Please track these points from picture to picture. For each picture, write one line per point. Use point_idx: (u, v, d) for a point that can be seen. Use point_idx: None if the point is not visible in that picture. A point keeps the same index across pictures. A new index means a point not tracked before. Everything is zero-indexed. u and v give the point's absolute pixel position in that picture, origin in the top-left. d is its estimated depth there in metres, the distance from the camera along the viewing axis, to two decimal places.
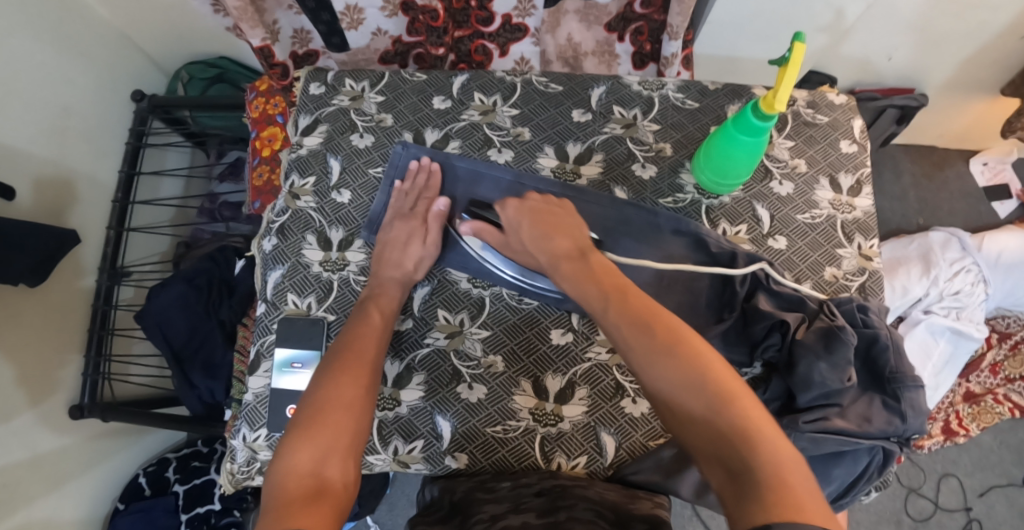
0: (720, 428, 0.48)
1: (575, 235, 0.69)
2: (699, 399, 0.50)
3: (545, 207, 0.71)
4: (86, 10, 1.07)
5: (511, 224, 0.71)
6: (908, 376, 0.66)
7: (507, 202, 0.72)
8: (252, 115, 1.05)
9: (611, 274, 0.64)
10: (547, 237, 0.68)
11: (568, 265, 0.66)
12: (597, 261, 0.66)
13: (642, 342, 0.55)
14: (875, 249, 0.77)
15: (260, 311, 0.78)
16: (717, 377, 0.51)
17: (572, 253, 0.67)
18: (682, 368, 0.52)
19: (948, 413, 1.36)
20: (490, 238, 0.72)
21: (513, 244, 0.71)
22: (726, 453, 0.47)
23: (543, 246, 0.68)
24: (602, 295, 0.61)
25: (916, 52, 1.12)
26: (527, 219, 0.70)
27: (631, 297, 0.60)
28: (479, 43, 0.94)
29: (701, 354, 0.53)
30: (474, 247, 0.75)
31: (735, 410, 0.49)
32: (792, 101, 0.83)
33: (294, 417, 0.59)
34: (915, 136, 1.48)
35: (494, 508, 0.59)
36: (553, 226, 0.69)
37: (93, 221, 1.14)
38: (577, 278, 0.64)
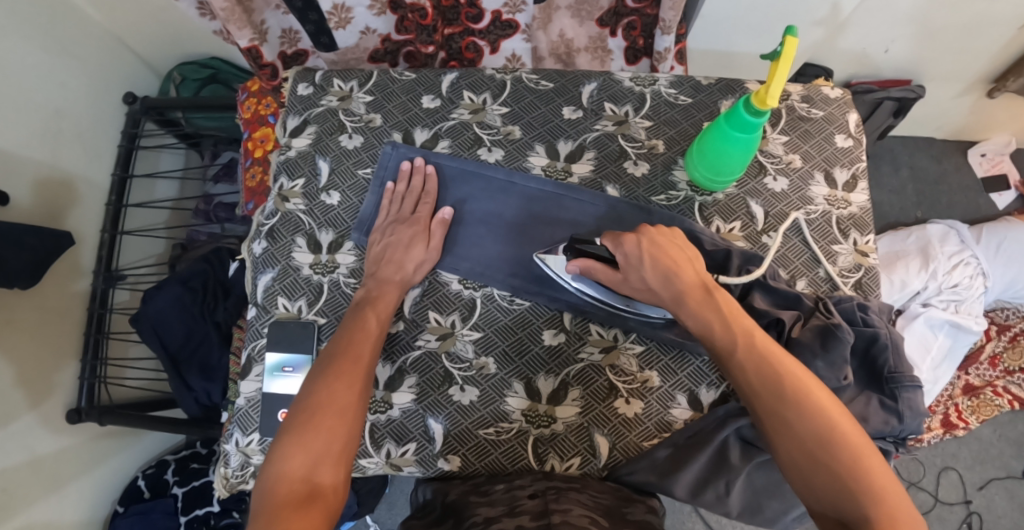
0: (850, 489, 0.49)
1: (697, 269, 0.62)
2: (833, 458, 0.50)
3: (665, 240, 0.63)
4: (74, 13, 1.06)
5: (630, 262, 0.62)
6: (906, 376, 0.65)
7: (625, 239, 0.62)
8: (244, 116, 1.05)
9: (739, 311, 0.60)
10: (671, 275, 0.61)
11: (697, 305, 0.60)
12: (725, 299, 0.60)
13: (776, 393, 0.54)
14: (871, 245, 0.76)
15: (251, 315, 0.77)
16: (847, 439, 0.51)
17: (698, 290, 0.61)
18: (819, 427, 0.52)
19: (948, 406, 1.34)
20: (603, 278, 0.65)
21: (632, 283, 0.64)
22: (846, 508, 0.49)
23: (665, 282, 0.61)
24: (732, 338, 0.58)
25: (914, 44, 1.11)
26: (649, 254, 0.61)
27: (762, 343, 0.57)
28: (470, 40, 0.93)
29: (831, 411, 0.53)
30: (568, 280, 0.70)
31: (868, 474, 0.49)
32: (786, 95, 0.82)
33: (286, 420, 0.59)
34: (914, 128, 1.46)
35: (489, 511, 0.58)
36: (676, 262, 0.61)
37: (88, 224, 1.13)
38: (704, 317, 0.59)
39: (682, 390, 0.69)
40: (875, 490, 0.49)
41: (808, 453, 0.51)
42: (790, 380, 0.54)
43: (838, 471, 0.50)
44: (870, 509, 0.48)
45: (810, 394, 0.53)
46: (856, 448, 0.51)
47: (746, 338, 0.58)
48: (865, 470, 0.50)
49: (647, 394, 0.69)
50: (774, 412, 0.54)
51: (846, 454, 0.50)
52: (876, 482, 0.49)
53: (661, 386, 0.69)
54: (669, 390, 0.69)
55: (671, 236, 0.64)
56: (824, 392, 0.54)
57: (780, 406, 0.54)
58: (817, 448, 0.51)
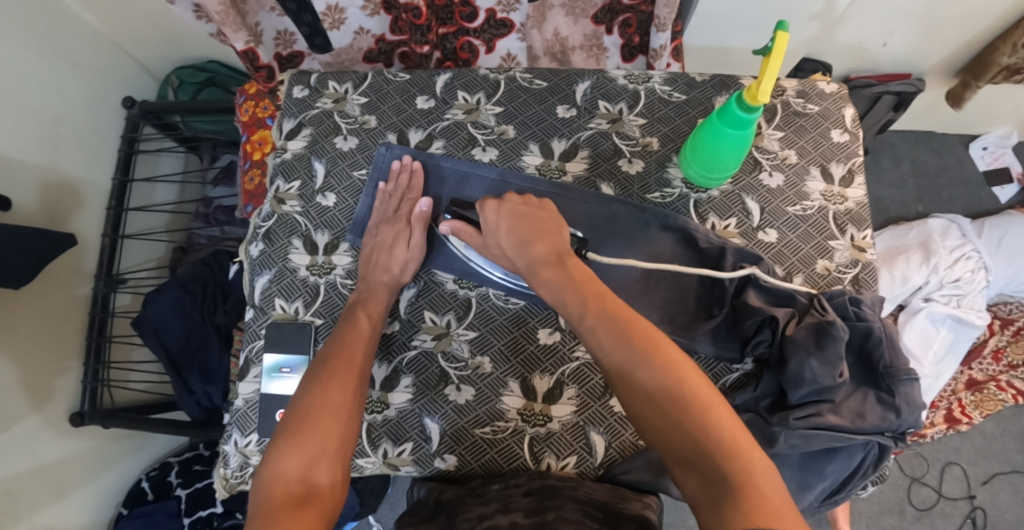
0: (701, 442, 0.46)
1: (556, 240, 0.65)
2: (680, 413, 0.48)
3: (527, 209, 0.67)
4: (70, 17, 1.06)
5: (489, 227, 0.66)
6: (902, 370, 0.65)
7: (486, 206, 0.67)
8: (241, 119, 1.05)
9: (589, 276, 0.61)
10: (525, 243, 0.64)
11: (546, 271, 0.62)
12: (577, 266, 0.62)
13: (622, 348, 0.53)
14: (868, 241, 0.75)
15: (248, 317, 0.77)
16: (691, 388, 0.49)
17: (549, 258, 0.63)
18: (663, 380, 0.50)
19: (951, 401, 1.34)
20: (468, 240, 0.69)
21: (490, 248, 0.68)
22: (706, 466, 0.45)
23: (518, 249, 0.64)
24: (580, 300, 0.58)
25: (912, 37, 1.10)
26: (504, 222, 0.66)
27: (612, 303, 0.57)
28: (464, 40, 0.93)
29: (678, 363, 0.51)
30: (458, 246, 0.72)
31: (721, 426, 0.47)
32: (782, 91, 0.82)
33: (282, 423, 0.59)
34: (913, 122, 1.46)
35: (482, 510, 0.58)
36: (535, 231, 0.65)
37: (88, 229, 1.14)
38: (557, 286, 0.60)
39: None
40: (729, 443, 0.46)
41: (656, 408, 0.50)
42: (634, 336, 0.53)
43: (687, 424, 0.47)
44: (727, 465, 0.44)
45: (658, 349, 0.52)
46: (706, 400, 0.48)
47: (595, 299, 0.58)
48: (716, 422, 0.47)
49: None
50: (621, 369, 0.53)
51: (693, 406, 0.48)
52: (728, 434, 0.46)
53: None
54: None
55: (538, 207, 0.68)
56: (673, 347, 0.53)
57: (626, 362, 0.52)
58: (663, 401, 0.49)
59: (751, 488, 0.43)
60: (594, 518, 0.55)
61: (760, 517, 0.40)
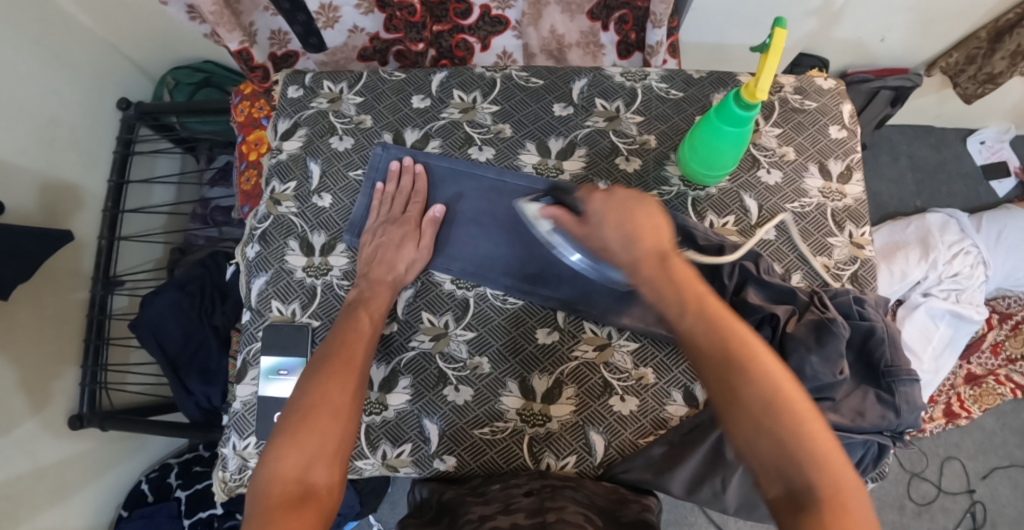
0: (797, 457, 0.46)
1: (662, 234, 0.56)
2: (779, 426, 0.46)
3: (636, 199, 0.57)
4: (65, 18, 1.05)
5: (596, 218, 0.57)
6: (902, 369, 0.65)
7: (594, 193, 0.58)
8: (238, 119, 1.05)
9: (692, 274, 0.54)
10: (634, 237, 0.55)
11: (650, 269, 0.54)
12: (681, 264, 0.54)
13: (720, 358, 0.50)
14: (866, 237, 0.75)
15: (245, 319, 0.77)
16: (790, 403, 0.47)
17: (653, 256, 0.54)
18: (764, 392, 0.48)
19: (949, 395, 1.33)
20: (564, 227, 0.61)
21: (593, 240, 0.58)
22: (796, 480, 0.45)
23: (624, 243, 0.55)
24: (680, 301, 0.52)
25: (910, 32, 1.10)
26: (613, 215, 0.56)
27: (714, 307, 0.52)
28: (460, 38, 0.93)
29: (776, 374, 0.48)
30: (544, 230, 0.65)
31: (814, 441, 0.46)
32: (779, 87, 0.82)
33: (280, 420, 0.59)
34: (911, 116, 1.45)
35: (483, 509, 0.58)
36: (641, 225, 0.55)
37: (85, 231, 1.13)
38: (658, 284, 0.53)
39: (676, 386, 0.69)
40: (824, 460, 0.45)
41: (753, 421, 0.47)
42: (737, 345, 0.50)
43: (783, 438, 0.46)
44: (817, 478, 0.45)
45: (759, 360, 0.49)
46: (803, 413, 0.47)
47: (696, 300, 0.52)
48: (811, 438, 0.46)
49: (642, 391, 0.69)
50: (720, 378, 0.49)
51: (791, 420, 0.47)
52: (821, 450, 0.46)
53: (656, 384, 0.69)
54: (664, 387, 0.69)
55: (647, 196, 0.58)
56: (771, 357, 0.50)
57: (724, 370, 0.49)
58: (762, 414, 0.47)
59: (835, 503, 0.44)
60: (596, 519, 0.55)
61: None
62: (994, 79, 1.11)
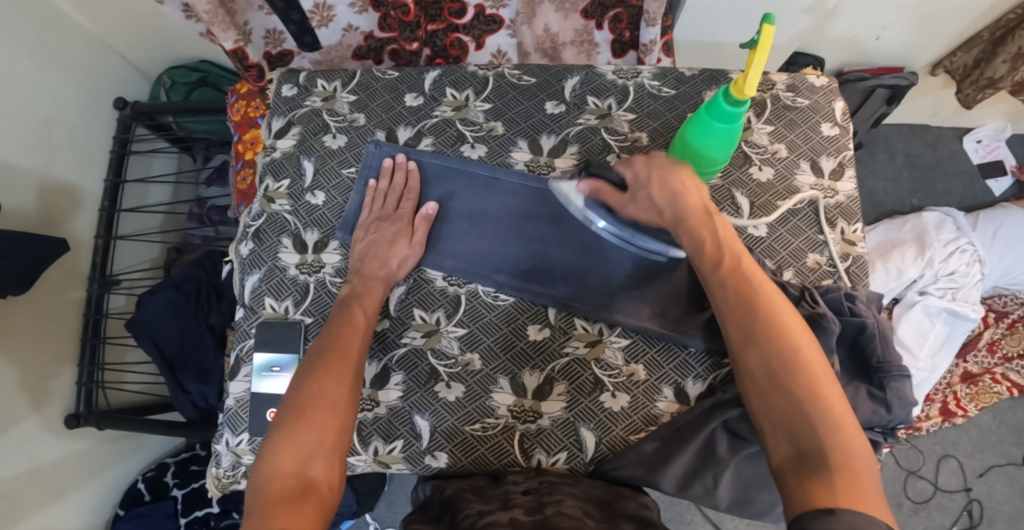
0: (808, 417, 0.49)
1: (702, 193, 0.65)
2: (794, 383, 0.51)
3: (673, 163, 0.65)
4: (62, 19, 1.06)
5: (638, 180, 0.66)
6: (894, 365, 0.65)
7: (635, 159, 0.67)
8: (234, 118, 1.05)
9: (733, 238, 0.62)
10: (679, 196, 0.63)
11: (695, 224, 0.63)
12: (723, 226, 0.63)
13: (748, 315, 0.56)
14: (858, 234, 0.76)
15: (238, 316, 0.77)
16: (809, 367, 0.52)
17: (699, 213, 0.63)
18: (785, 349, 0.53)
19: (947, 394, 1.34)
20: (609, 199, 0.68)
21: (636, 204, 0.66)
22: (804, 441, 0.49)
23: (671, 201, 0.64)
24: (718, 259, 0.61)
25: (905, 31, 1.10)
26: (656, 175, 0.64)
27: (749, 269, 0.59)
28: (455, 37, 0.94)
29: (799, 339, 0.54)
30: (580, 207, 0.72)
31: (829, 406, 0.50)
32: (771, 85, 0.82)
33: (276, 416, 0.59)
34: (908, 115, 1.45)
35: (483, 507, 0.58)
36: (685, 185, 0.64)
37: (81, 230, 1.13)
38: (698, 237, 0.62)
39: (667, 382, 0.69)
40: (835, 422, 0.49)
41: (772, 377, 0.53)
42: (765, 305, 0.56)
43: (796, 394, 0.51)
44: (828, 441, 0.48)
45: (782, 318, 0.55)
46: (819, 376, 0.51)
47: (732, 262, 0.60)
48: (823, 399, 0.50)
49: (633, 388, 0.69)
50: (746, 333, 0.56)
51: (806, 380, 0.51)
52: (834, 414, 0.49)
53: (647, 380, 0.69)
54: (655, 383, 0.69)
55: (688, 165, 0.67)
56: (797, 321, 0.56)
57: (749, 324, 0.56)
58: (781, 373, 0.52)
59: (844, 470, 0.46)
60: (591, 515, 0.55)
61: (847, 497, 0.43)
62: (994, 84, 1.11)
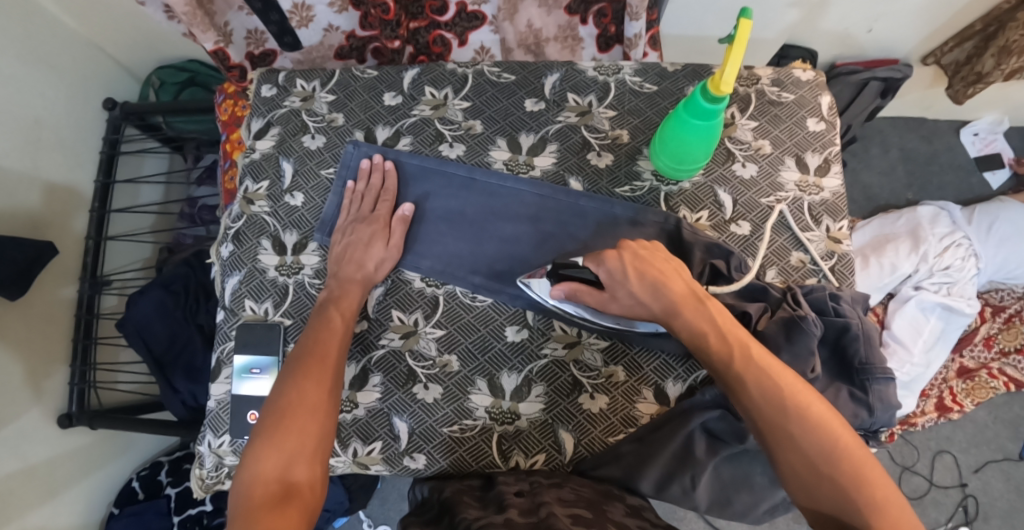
0: (851, 496, 0.48)
1: (684, 278, 0.60)
2: (835, 470, 0.49)
3: (649, 250, 0.62)
4: (48, 19, 1.05)
5: (613, 278, 0.59)
6: (877, 367, 0.64)
7: (607, 255, 0.60)
8: (222, 117, 1.01)
9: (734, 322, 0.57)
10: (660, 285, 0.59)
11: (691, 313, 0.58)
12: (717, 309, 0.58)
13: (773, 404, 0.52)
14: (844, 232, 0.74)
15: (219, 318, 0.77)
16: (840, 444, 0.50)
17: (689, 301, 0.59)
18: (818, 439, 0.50)
19: (942, 389, 1.32)
20: (588, 299, 0.61)
21: (619, 300, 0.60)
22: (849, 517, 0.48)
23: (653, 293, 0.59)
24: (727, 351, 0.56)
25: (895, 22, 1.09)
26: (633, 268, 0.59)
27: (760, 355, 0.55)
28: (436, 34, 0.92)
29: (822, 415, 0.51)
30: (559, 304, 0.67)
31: (867, 481, 0.48)
32: (756, 80, 0.81)
33: (258, 422, 0.59)
34: (903, 107, 1.44)
35: (479, 512, 0.57)
36: (662, 271, 0.59)
37: (72, 230, 1.13)
38: (697, 327, 0.57)
39: (647, 384, 0.68)
40: (878, 501, 0.47)
41: (807, 463, 0.50)
42: (790, 393, 0.52)
43: (836, 477, 0.49)
44: (873, 517, 0.46)
45: (805, 401, 0.51)
46: (855, 455, 0.49)
47: (742, 351, 0.55)
48: (865, 480, 0.48)
49: (612, 389, 0.68)
50: (776, 426, 0.52)
51: (843, 461, 0.49)
52: (876, 489, 0.48)
53: (626, 381, 0.69)
54: (635, 384, 0.69)
55: (654, 248, 0.62)
56: (816, 397, 0.53)
57: (771, 414, 0.52)
58: (817, 457, 0.50)
59: None
60: (584, 512, 0.54)
61: None
62: (982, 79, 1.10)
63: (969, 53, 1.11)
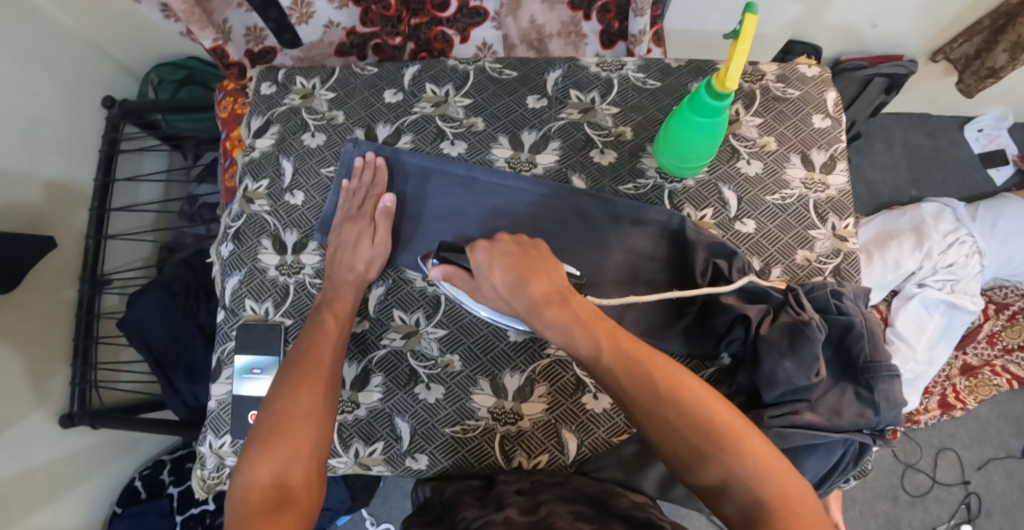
0: (735, 472, 0.45)
1: (552, 274, 0.57)
2: (712, 445, 0.46)
3: (520, 249, 0.58)
4: (45, 18, 1.04)
5: (479, 270, 0.58)
6: (882, 365, 0.63)
7: (477, 246, 0.58)
8: (221, 115, 0.99)
9: (600, 314, 0.54)
10: (521, 282, 0.55)
11: (550, 312, 0.54)
12: (581, 304, 0.55)
13: (646, 391, 0.49)
14: (849, 230, 0.74)
15: (219, 318, 0.76)
16: (717, 421, 0.47)
17: (552, 297, 0.55)
18: (691, 418, 0.47)
19: (945, 387, 1.31)
20: (460, 284, 0.62)
21: (483, 291, 0.60)
22: (738, 493, 0.44)
23: (515, 292, 0.56)
24: (593, 341, 0.52)
25: (901, 17, 1.08)
26: (497, 261, 0.57)
27: (626, 343, 0.52)
28: (438, 30, 0.91)
29: (695, 394, 0.48)
30: (448, 288, 0.66)
31: (749, 453, 0.45)
32: (760, 76, 0.80)
33: (252, 429, 0.58)
34: (907, 103, 1.42)
35: (479, 512, 0.56)
36: (529, 268, 0.56)
37: (73, 229, 1.12)
38: (562, 325, 0.54)
39: None
40: (761, 470, 0.44)
41: (687, 446, 0.47)
42: (659, 376, 0.49)
43: (719, 456, 0.46)
44: (760, 489, 0.43)
45: (680, 385, 0.49)
46: (733, 427, 0.47)
47: (609, 342, 0.52)
48: (750, 454, 0.45)
49: None
50: (651, 412, 0.49)
51: (722, 437, 0.46)
52: (758, 460, 0.45)
53: None
54: None
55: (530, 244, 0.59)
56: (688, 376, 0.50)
57: (646, 403, 0.49)
58: (695, 438, 0.47)
59: (781, 506, 0.42)
60: (586, 510, 0.54)
61: None
62: (997, 73, 1.09)
63: (979, 47, 1.10)
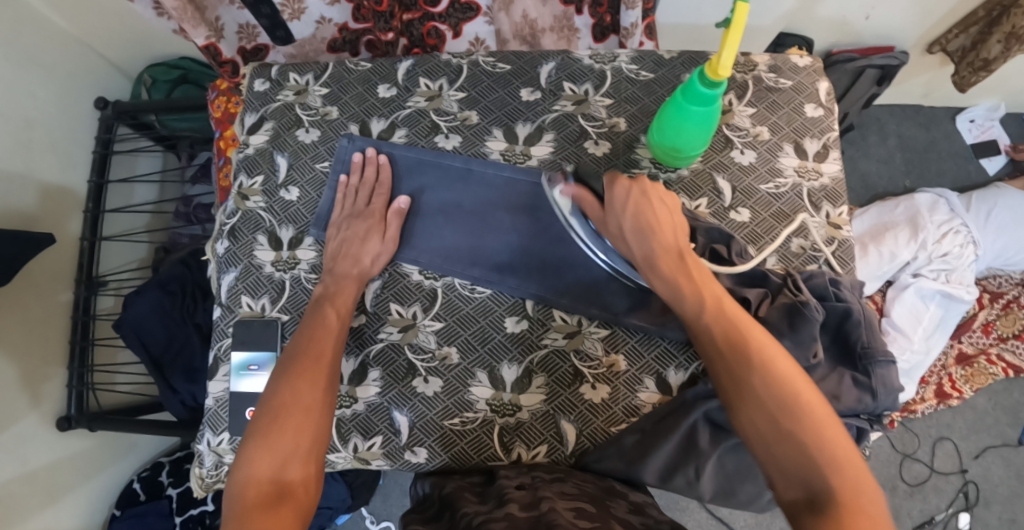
0: (815, 461, 0.45)
1: (677, 230, 0.60)
2: (797, 426, 0.46)
3: (658, 196, 0.62)
4: (38, 19, 1.04)
5: (614, 205, 0.61)
6: (878, 351, 0.64)
7: (618, 180, 0.62)
8: (214, 115, 0.99)
9: (712, 278, 0.57)
10: (647, 230, 0.59)
11: (666, 263, 0.58)
12: (698, 264, 0.58)
13: (741, 359, 0.51)
14: (844, 218, 0.74)
15: (215, 316, 0.76)
16: (810, 410, 0.47)
17: (672, 250, 0.58)
18: (780, 395, 0.48)
19: (941, 376, 1.32)
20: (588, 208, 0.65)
21: (608, 226, 0.63)
22: (812, 480, 0.44)
23: (639, 237, 0.60)
24: (700, 300, 0.55)
25: (892, 9, 1.08)
26: (634, 201, 0.61)
27: (732, 309, 0.54)
28: (430, 25, 0.92)
29: (790, 377, 0.49)
30: (563, 210, 0.69)
31: (829, 440, 0.46)
32: (753, 66, 0.80)
33: (251, 421, 0.58)
34: (900, 94, 1.43)
35: (479, 507, 0.56)
36: (657, 222, 0.60)
37: (67, 231, 1.11)
38: (674, 282, 0.57)
39: (649, 373, 0.68)
40: (839, 458, 0.45)
41: (775, 428, 0.47)
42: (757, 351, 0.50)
43: (802, 443, 0.46)
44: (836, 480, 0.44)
45: (774, 362, 0.50)
46: (820, 416, 0.47)
47: (714, 302, 0.55)
48: (834, 445, 0.45)
49: (614, 379, 0.68)
50: (742, 382, 0.50)
51: (808, 421, 0.47)
52: (840, 454, 0.45)
53: (628, 371, 0.68)
54: (636, 374, 0.68)
55: (666, 194, 0.63)
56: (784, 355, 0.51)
57: (741, 372, 0.50)
58: (784, 421, 0.47)
59: (852, 501, 0.43)
60: (587, 506, 0.54)
61: None
62: (990, 65, 1.08)
63: (974, 38, 1.10)
